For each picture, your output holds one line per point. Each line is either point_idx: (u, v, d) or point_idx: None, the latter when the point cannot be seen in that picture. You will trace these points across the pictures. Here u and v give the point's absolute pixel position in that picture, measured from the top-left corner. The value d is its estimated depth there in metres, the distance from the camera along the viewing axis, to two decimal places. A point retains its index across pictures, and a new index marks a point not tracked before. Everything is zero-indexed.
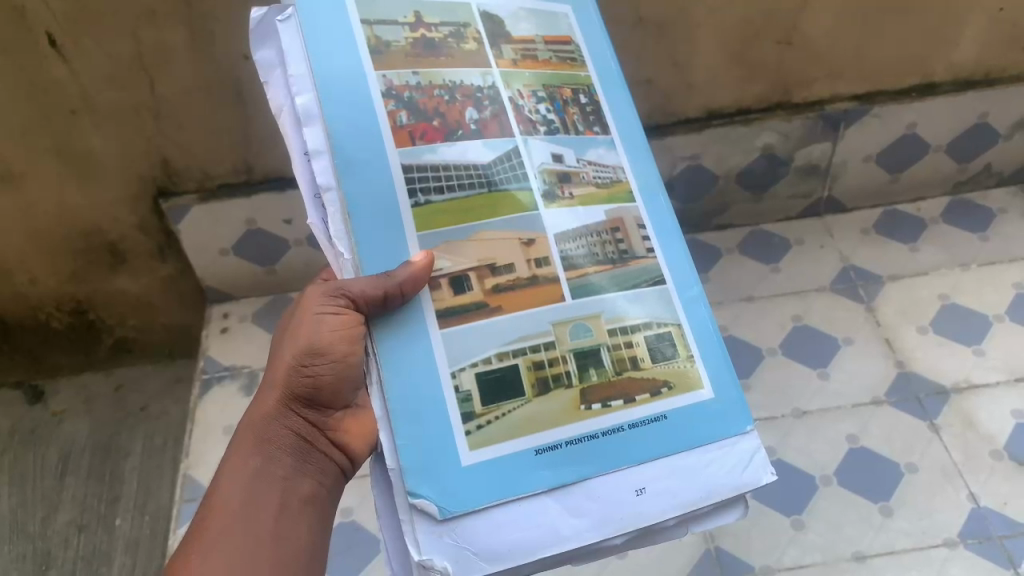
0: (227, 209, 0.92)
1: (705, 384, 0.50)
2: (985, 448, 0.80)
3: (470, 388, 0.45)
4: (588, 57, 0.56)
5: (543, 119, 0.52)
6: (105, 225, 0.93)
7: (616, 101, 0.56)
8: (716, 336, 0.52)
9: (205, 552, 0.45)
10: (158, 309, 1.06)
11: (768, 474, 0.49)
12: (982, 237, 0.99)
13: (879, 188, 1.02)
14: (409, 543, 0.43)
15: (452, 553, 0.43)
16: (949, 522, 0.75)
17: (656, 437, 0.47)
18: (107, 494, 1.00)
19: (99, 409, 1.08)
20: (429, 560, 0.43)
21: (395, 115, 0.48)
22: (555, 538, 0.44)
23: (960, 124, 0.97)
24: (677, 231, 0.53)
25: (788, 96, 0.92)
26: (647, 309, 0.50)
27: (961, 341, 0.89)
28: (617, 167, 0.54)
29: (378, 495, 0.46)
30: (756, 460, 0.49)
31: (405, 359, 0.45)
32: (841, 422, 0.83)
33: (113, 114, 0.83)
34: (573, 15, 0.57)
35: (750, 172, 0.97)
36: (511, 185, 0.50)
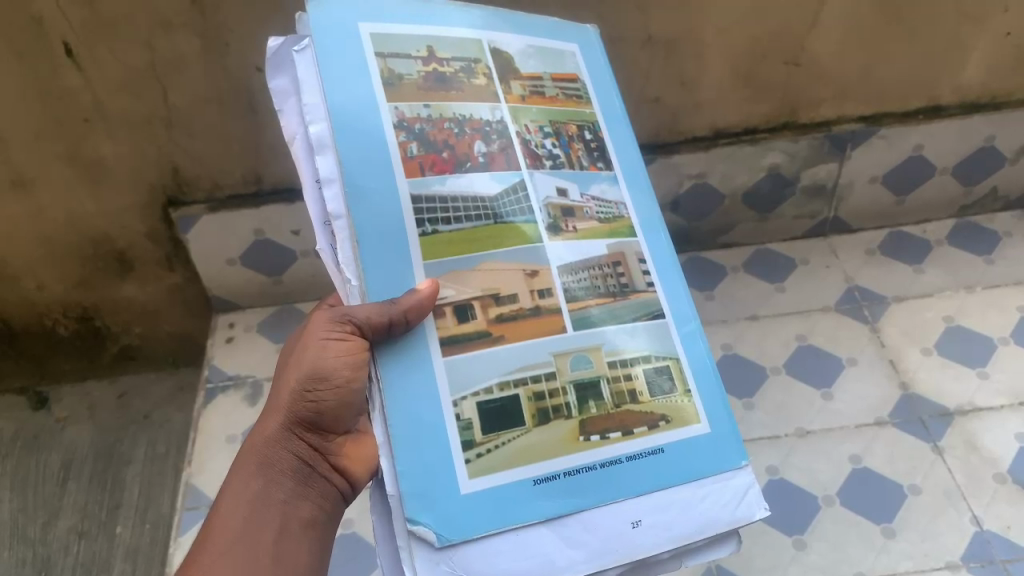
0: (235, 218, 0.92)
1: (701, 418, 0.50)
2: (989, 471, 0.80)
3: (471, 417, 0.45)
4: (593, 96, 0.57)
5: (548, 152, 0.53)
6: (114, 232, 0.94)
7: (618, 133, 0.57)
8: (713, 371, 0.52)
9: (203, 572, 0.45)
10: (163, 317, 1.06)
11: (762, 510, 0.48)
12: (987, 260, 0.99)
13: (884, 210, 1.03)
14: (406, 570, 0.43)
15: None
16: (952, 545, 0.75)
17: (653, 469, 0.47)
18: (108, 501, 1.01)
19: (102, 417, 1.08)
20: None
21: (405, 145, 0.48)
22: (550, 569, 0.44)
23: (966, 147, 0.97)
24: (675, 265, 0.54)
25: (795, 116, 0.92)
26: (649, 344, 0.51)
27: (966, 364, 0.89)
28: (618, 203, 0.54)
29: (376, 521, 0.46)
30: (751, 496, 0.49)
31: (408, 386, 0.45)
32: (844, 442, 0.83)
33: (124, 123, 0.83)
34: (579, 54, 0.58)
35: (755, 192, 0.98)
36: (514, 220, 0.50)
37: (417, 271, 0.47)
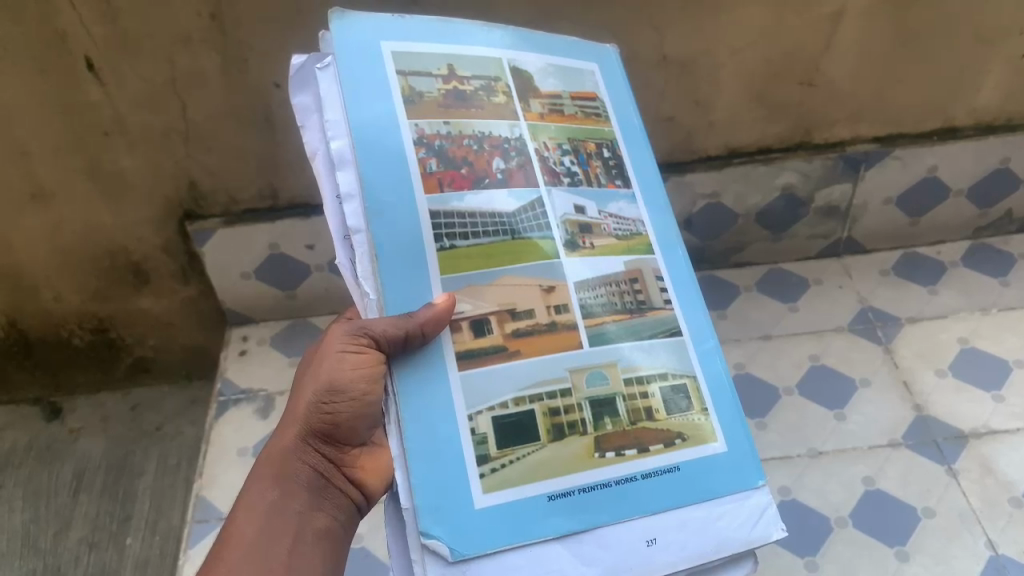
0: (251, 233, 0.93)
1: (718, 437, 0.50)
2: (1003, 495, 0.79)
3: (487, 431, 0.46)
4: (611, 114, 0.58)
5: (567, 169, 0.53)
6: (131, 245, 0.95)
7: (636, 152, 0.57)
8: (731, 390, 0.52)
9: None
10: (178, 330, 1.07)
11: (779, 531, 0.48)
12: (1002, 282, 0.98)
13: (898, 231, 1.02)
14: None
15: None
16: (966, 568, 0.74)
17: (668, 487, 0.47)
18: (119, 513, 1.01)
19: (115, 429, 1.09)
20: None
21: (426, 160, 0.49)
22: None
23: (981, 169, 0.97)
24: (693, 283, 0.55)
25: (809, 137, 0.93)
26: (666, 362, 0.51)
27: (980, 386, 0.88)
28: (636, 220, 0.55)
29: (391, 534, 0.46)
30: (768, 516, 0.49)
31: (424, 400, 0.45)
32: (857, 463, 0.83)
33: (143, 137, 0.84)
34: (599, 73, 0.59)
35: (769, 211, 0.98)
36: (531, 235, 0.50)
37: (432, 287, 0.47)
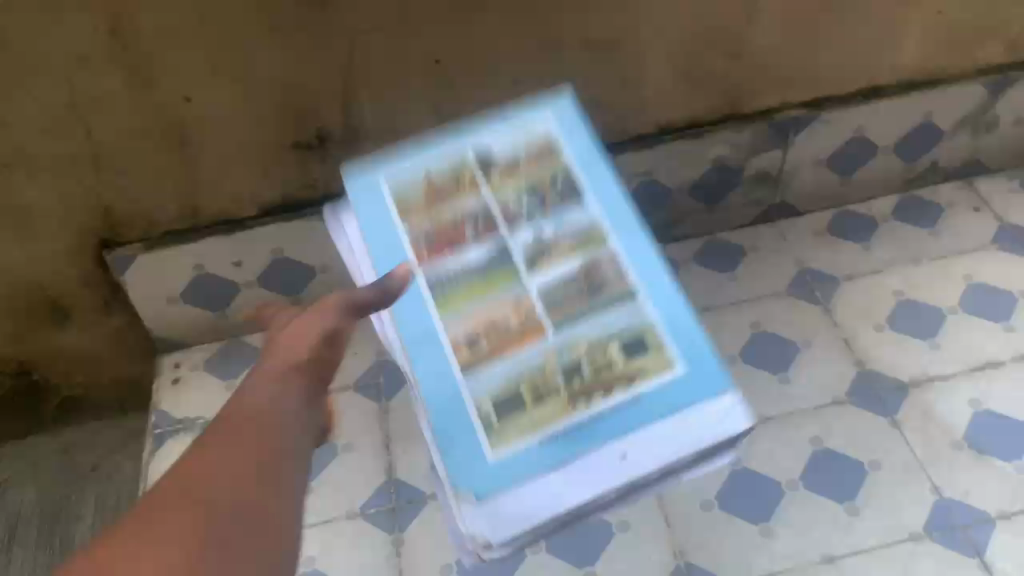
0: (176, 256, 0.89)
1: (678, 361, 0.61)
2: (945, 440, 0.83)
3: (488, 398, 0.61)
4: (565, 147, 0.70)
5: (523, 211, 0.69)
6: (46, 281, 0.89)
7: (594, 172, 0.69)
8: (694, 325, 0.63)
9: (117, 551, 0.42)
10: (106, 366, 1.01)
11: (746, 420, 0.59)
12: (931, 232, 1.01)
13: (829, 192, 1.04)
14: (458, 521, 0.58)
15: (491, 523, 0.57)
16: (914, 516, 0.79)
17: (637, 411, 0.60)
18: (58, 563, 0.99)
19: (47, 473, 1.05)
20: (474, 531, 0.57)
21: (421, 231, 0.68)
22: (559, 501, 0.58)
23: (906, 124, 0.99)
24: (654, 255, 0.66)
25: (738, 107, 0.93)
26: (627, 318, 0.64)
27: (918, 336, 0.91)
28: (593, 220, 0.68)
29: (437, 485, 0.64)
30: (734, 411, 0.59)
31: (430, 376, 0.63)
32: (805, 425, 0.85)
33: (48, 167, 0.79)
34: (555, 122, 0.71)
35: (703, 184, 0.98)
36: (518, 267, 0.67)
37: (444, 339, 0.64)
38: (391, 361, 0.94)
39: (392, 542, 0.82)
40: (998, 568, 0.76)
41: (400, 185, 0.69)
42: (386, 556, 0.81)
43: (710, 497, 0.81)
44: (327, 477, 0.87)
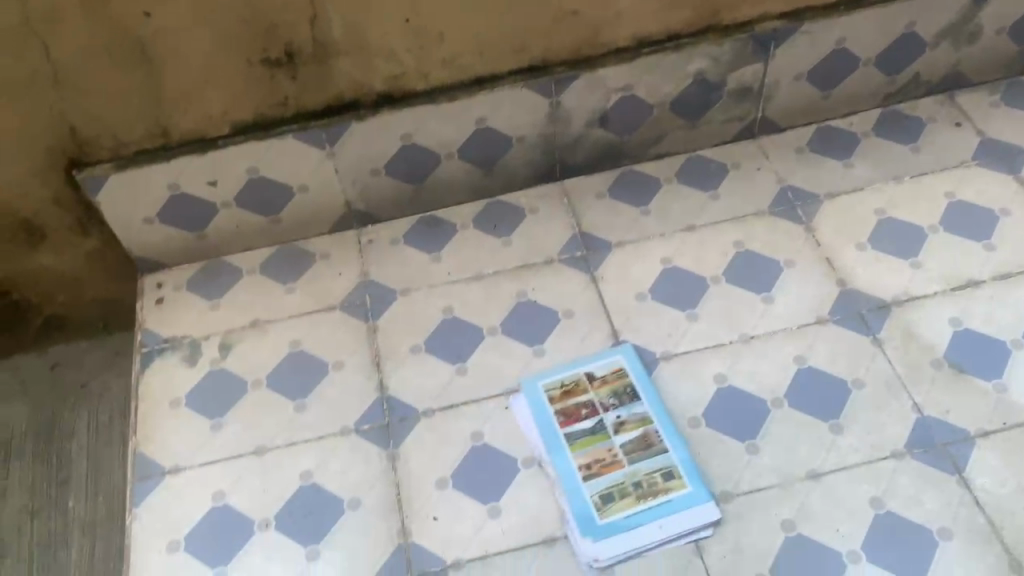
0: (147, 174, 0.87)
1: (683, 483, 0.75)
2: (926, 358, 0.82)
3: (596, 493, 0.75)
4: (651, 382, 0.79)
5: (609, 404, 0.81)
6: (17, 202, 0.89)
7: (652, 400, 0.81)
8: (698, 472, 0.76)
9: None
10: (86, 286, 1.02)
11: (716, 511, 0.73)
12: (914, 148, 1.00)
13: (811, 106, 1.02)
14: None
15: None
16: (896, 433, 0.77)
17: (647, 515, 0.73)
18: (56, 477, 1.00)
19: (37, 390, 1.06)
20: None
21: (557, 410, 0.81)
22: None
23: (888, 35, 0.97)
24: (679, 435, 0.78)
25: (718, 18, 0.92)
26: (660, 460, 0.77)
27: (897, 254, 0.90)
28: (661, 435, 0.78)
29: None
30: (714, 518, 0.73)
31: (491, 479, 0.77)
32: (788, 343, 0.84)
33: (7, 84, 0.78)
34: (628, 368, 0.84)
35: (683, 99, 0.97)
36: (609, 431, 0.79)
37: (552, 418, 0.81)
38: (373, 281, 0.94)
39: (386, 457, 0.80)
40: (978, 485, 0.73)
41: (556, 383, 0.83)
42: (380, 473, 0.79)
43: (695, 415, 0.80)
44: (317, 395, 0.85)
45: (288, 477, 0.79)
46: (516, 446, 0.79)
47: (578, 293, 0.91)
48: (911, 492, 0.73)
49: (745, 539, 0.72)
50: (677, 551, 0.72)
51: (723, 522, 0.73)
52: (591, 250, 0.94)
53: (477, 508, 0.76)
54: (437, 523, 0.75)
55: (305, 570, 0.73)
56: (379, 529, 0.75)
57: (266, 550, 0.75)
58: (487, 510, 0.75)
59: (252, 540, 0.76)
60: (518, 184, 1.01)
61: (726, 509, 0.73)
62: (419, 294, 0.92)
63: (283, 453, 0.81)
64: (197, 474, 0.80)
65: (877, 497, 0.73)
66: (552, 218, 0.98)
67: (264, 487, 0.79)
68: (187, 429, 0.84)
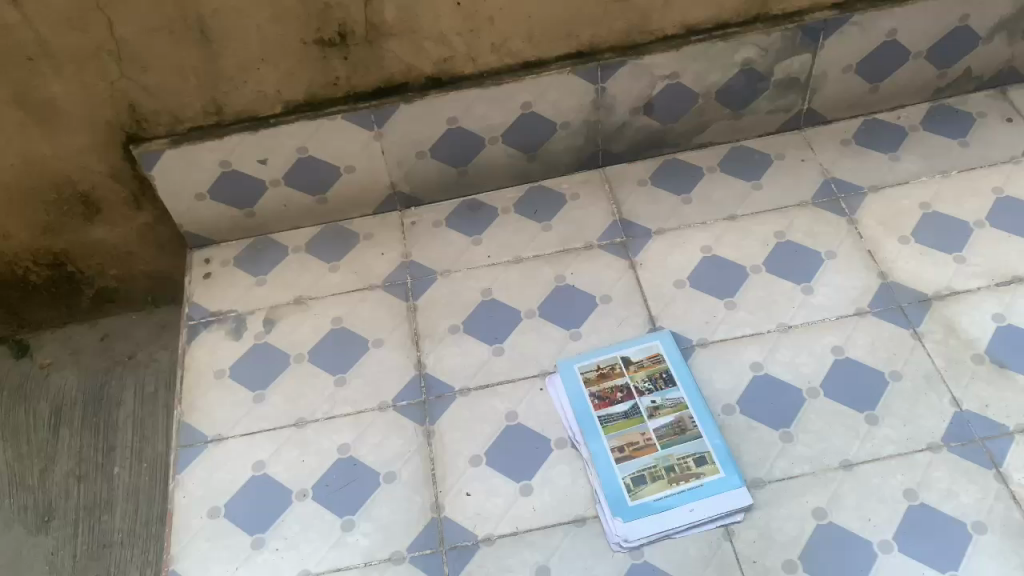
0: (200, 151, 0.90)
1: (716, 468, 0.75)
2: (967, 353, 0.81)
3: (628, 475, 0.76)
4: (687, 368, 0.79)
5: (643, 389, 0.82)
6: (76, 175, 0.92)
7: (687, 386, 0.81)
8: (730, 458, 0.76)
9: None
10: (137, 259, 1.05)
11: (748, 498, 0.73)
12: (962, 143, 0.99)
13: (858, 99, 1.02)
14: None
15: None
16: (933, 426, 0.77)
17: (678, 498, 0.74)
18: (102, 444, 1.03)
19: (87, 360, 1.10)
20: None
21: (591, 393, 0.82)
22: None
23: (940, 28, 0.96)
24: (713, 422, 0.79)
25: (766, 8, 0.92)
26: (694, 445, 0.77)
27: (941, 249, 0.90)
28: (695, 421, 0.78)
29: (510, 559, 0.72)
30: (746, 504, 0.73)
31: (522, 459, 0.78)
32: (826, 334, 0.84)
33: (71, 59, 0.81)
34: (664, 355, 0.84)
35: (729, 89, 0.97)
36: (643, 415, 0.80)
37: (584, 400, 0.82)
38: (414, 261, 0.96)
39: (423, 433, 0.81)
40: (1015, 481, 0.73)
41: (592, 366, 0.84)
42: (416, 447, 0.80)
43: (730, 401, 0.80)
44: (359, 370, 0.87)
45: (326, 449, 0.81)
46: (550, 427, 0.81)
47: (616, 279, 0.91)
48: (945, 485, 0.73)
49: (775, 525, 0.72)
50: (709, 534, 0.72)
51: (756, 508, 0.73)
52: (631, 236, 0.95)
53: (510, 485, 0.77)
54: (470, 498, 0.76)
55: (341, 539, 0.75)
56: (412, 502, 0.77)
57: (304, 518, 0.77)
58: (519, 488, 0.77)
59: (289, 509, 0.77)
60: (560, 169, 1.02)
61: (759, 495, 0.74)
62: (460, 275, 0.94)
63: (322, 425, 0.83)
64: (239, 443, 0.83)
65: (911, 489, 0.73)
66: (593, 204, 0.99)
67: (302, 458, 0.81)
68: (231, 399, 0.86)
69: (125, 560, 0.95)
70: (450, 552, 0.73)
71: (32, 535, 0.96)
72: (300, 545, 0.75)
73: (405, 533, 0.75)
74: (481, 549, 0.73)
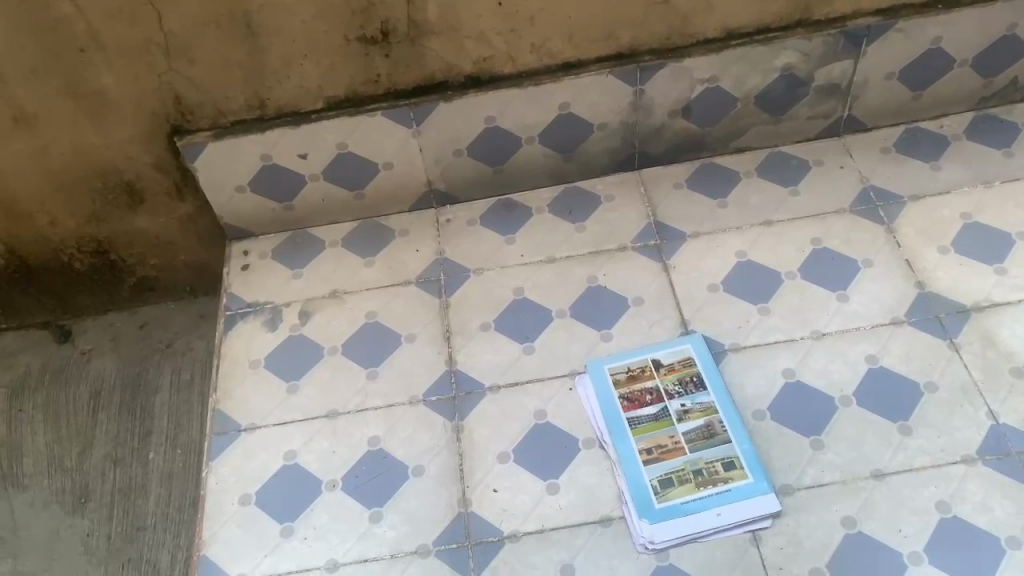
0: (243, 144, 0.92)
1: (744, 473, 0.75)
2: (1006, 365, 0.80)
3: (655, 477, 0.76)
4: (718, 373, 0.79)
5: (673, 392, 0.82)
6: (122, 165, 0.94)
7: (717, 390, 0.81)
8: (759, 464, 0.76)
9: None
10: (178, 249, 1.07)
11: (775, 503, 0.73)
12: (1006, 153, 0.97)
13: (900, 106, 1.01)
14: None
15: None
16: (969, 439, 0.76)
17: (706, 501, 0.74)
18: (139, 429, 1.06)
19: (126, 347, 1.12)
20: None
21: (620, 394, 0.82)
22: None
23: (987, 37, 0.95)
24: (743, 426, 0.78)
25: (809, 12, 0.92)
26: (723, 449, 0.77)
27: (981, 260, 0.88)
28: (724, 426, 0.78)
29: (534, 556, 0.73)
30: (775, 509, 0.73)
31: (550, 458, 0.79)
32: (860, 343, 0.83)
33: (122, 51, 0.83)
34: (695, 358, 0.84)
35: (768, 93, 0.97)
36: (673, 418, 0.80)
37: (613, 402, 0.82)
38: (448, 259, 0.96)
39: (452, 428, 0.82)
40: None
41: (622, 367, 0.84)
42: (445, 442, 0.81)
43: (761, 407, 0.80)
44: (391, 364, 0.88)
45: (357, 441, 0.82)
46: (579, 426, 0.81)
47: (648, 281, 0.91)
48: (980, 498, 0.72)
49: (803, 532, 0.71)
50: (735, 538, 0.72)
51: (783, 515, 0.73)
52: (665, 239, 0.95)
53: (537, 483, 0.77)
54: (497, 495, 0.77)
55: (368, 531, 0.76)
56: (439, 496, 0.77)
57: (333, 508, 0.78)
58: (546, 486, 0.77)
59: (318, 499, 0.78)
60: (596, 171, 1.02)
61: (787, 501, 0.73)
62: (493, 273, 0.94)
63: (354, 418, 0.84)
64: (271, 432, 0.84)
65: (943, 501, 0.72)
66: (628, 206, 0.99)
67: (333, 449, 0.82)
68: (265, 389, 0.87)
69: (157, 544, 0.97)
70: (475, 547, 0.74)
71: (69, 517, 0.99)
72: (329, 535, 0.76)
73: (432, 526, 0.75)
74: (506, 545, 0.73)
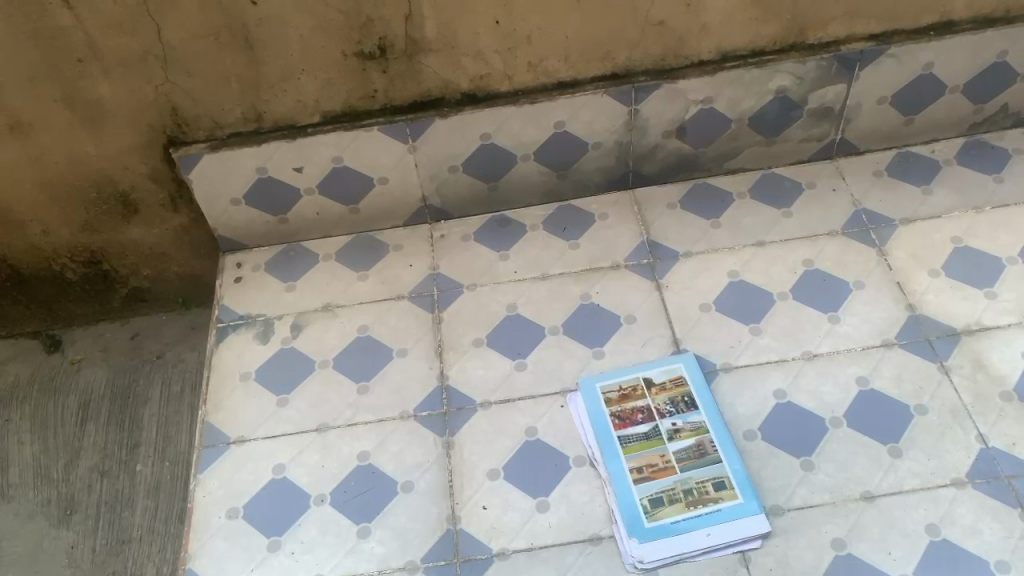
0: (238, 156, 0.92)
1: (734, 493, 0.75)
2: (996, 389, 0.80)
3: (646, 496, 0.76)
4: None
5: (665, 410, 0.82)
6: (116, 175, 0.94)
7: (709, 410, 0.81)
8: (750, 485, 0.76)
9: None
10: (171, 260, 1.07)
11: (765, 524, 0.73)
12: (996, 178, 0.98)
13: (892, 131, 1.02)
14: None
15: None
16: (958, 461, 0.76)
17: (696, 521, 0.74)
18: (126, 441, 1.05)
19: (116, 358, 1.12)
20: None
21: (613, 412, 0.82)
22: None
23: (979, 64, 0.96)
24: (735, 446, 0.78)
25: (803, 36, 0.92)
26: (714, 469, 0.77)
27: (972, 284, 0.89)
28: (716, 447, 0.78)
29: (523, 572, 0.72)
30: (764, 530, 0.73)
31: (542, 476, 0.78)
32: (851, 364, 0.84)
33: (119, 62, 0.83)
34: (688, 377, 0.84)
35: (762, 116, 0.98)
36: (664, 437, 0.80)
37: (605, 420, 0.81)
38: (442, 274, 0.97)
39: (443, 443, 0.82)
40: None
41: (614, 386, 0.84)
42: (435, 458, 0.81)
43: (752, 427, 0.80)
44: (383, 379, 0.88)
45: (346, 456, 0.82)
46: (570, 444, 0.81)
47: (641, 299, 0.92)
48: (969, 521, 0.72)
49: (792, 553, 0.71)
50: (725, 558, 0.72)
51: (773, 535, 0.73)
52: (658, 258, 0.95)
53: (527, 500, 0.77)
54: (486, 512, 0.76)
55: (357, 546, 0.75)
56: (428, 512, 0.77)
57: (321, 523, 0.77)
58: (536, 504, 0.77)
59: (307, 513, 0.78)
60: (590, 190, 1.03)
61: (777, 522, 0.73)
62: (486, 289, 0.94)
63: (344, 432, 0.84)
64: (260, 446, 0.83)
65: (933, 524, 0.72)
66: (622, 224, 0.99)
67: (323, 463, 0.82)
68: (255, 402, 0.87)
69: (143, 557, 0.96)
70: (464, 564, 0.73)
71: (54, 527, 0.98)
72: (317, 550, 0.75)
73: (421, 541, 0.75)
74: (495, 562, 0.73)
